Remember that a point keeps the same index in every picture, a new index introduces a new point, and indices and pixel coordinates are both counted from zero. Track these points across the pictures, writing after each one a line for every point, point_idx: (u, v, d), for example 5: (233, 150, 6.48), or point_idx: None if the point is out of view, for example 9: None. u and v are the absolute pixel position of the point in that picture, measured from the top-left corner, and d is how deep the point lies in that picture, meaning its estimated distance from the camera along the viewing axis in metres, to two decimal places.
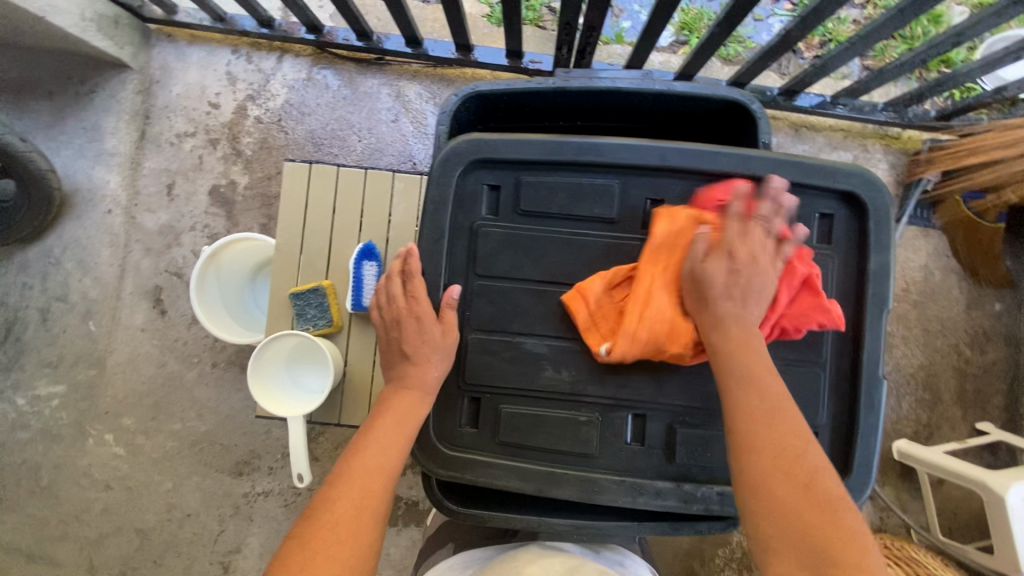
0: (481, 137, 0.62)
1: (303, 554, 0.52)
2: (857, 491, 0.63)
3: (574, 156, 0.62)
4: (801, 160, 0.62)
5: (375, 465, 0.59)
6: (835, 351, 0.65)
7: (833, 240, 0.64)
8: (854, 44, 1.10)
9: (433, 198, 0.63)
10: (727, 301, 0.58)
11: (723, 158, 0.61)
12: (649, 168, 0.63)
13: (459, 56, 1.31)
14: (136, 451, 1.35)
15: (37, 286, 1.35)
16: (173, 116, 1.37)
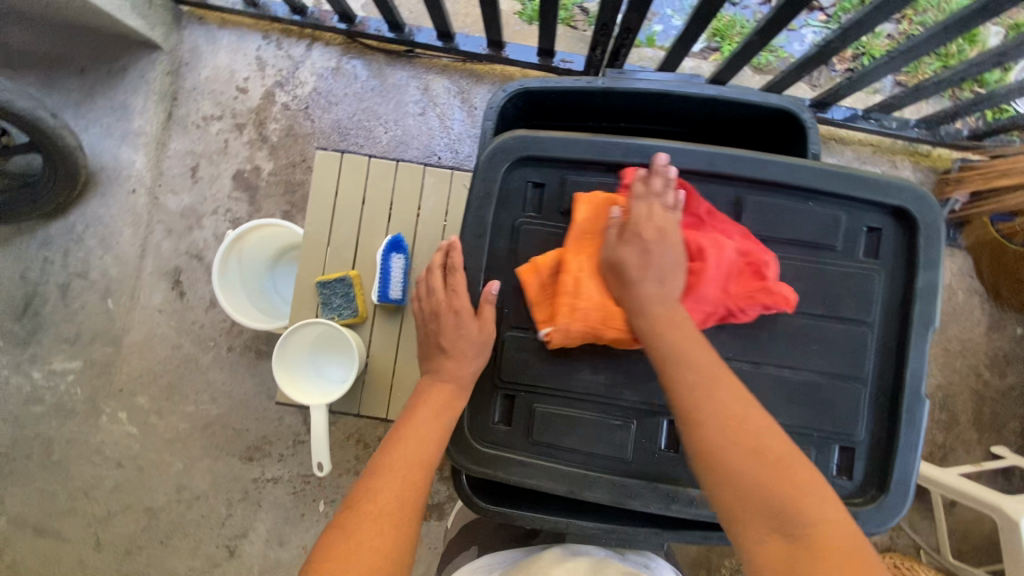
0: (529, 134, 0.63)
1: (346, 544, 0.52)
2: (894, 511, 0.61)
3: (622, 158, 0.63)
4: (851, 172, 0.61)
5: (413, 457, 0.60)
6: (877, 367, 0.63)
7: (880, 255, 0.63)
8: (894, 58, 1.09)
9: (478, 193, 0.64)
10: (646, 284, 0.59)
11: (773, 167, 0.61)
12: (699, 173, 0.63)
13: (490, 53, 1.31)
14: (149, 431, 1.36)
15: (58, 262, 1.36)
16: (200, 99, 1.38)
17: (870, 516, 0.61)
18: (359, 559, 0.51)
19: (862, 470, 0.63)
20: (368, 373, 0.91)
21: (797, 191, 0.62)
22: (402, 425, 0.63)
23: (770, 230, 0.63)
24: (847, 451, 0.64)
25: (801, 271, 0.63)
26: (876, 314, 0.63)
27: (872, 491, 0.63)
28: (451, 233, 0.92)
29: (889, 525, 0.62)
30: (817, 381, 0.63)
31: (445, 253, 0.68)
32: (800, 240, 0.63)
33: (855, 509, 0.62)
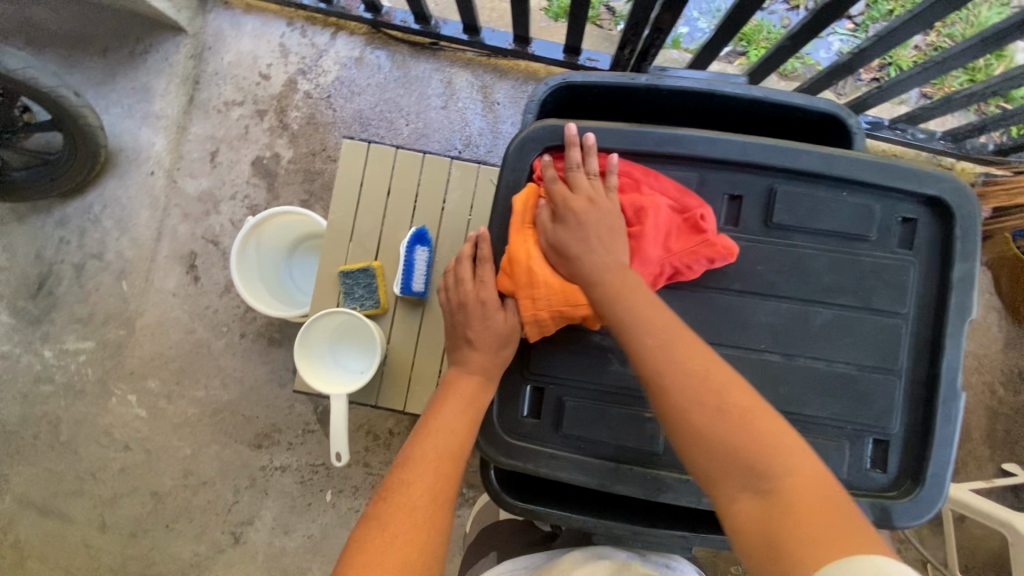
0: (562, 124, 0.63)
1: (383, 538, 0.52)
2: (930, 505, 0.58)
3: (653, 146, 0.60)
4: (887, 162, 0.58)
5: (444, 449, 0.59)
6: (913, 359, 0.60)
7: (914, 245, 0.60)
8: (928, 69, 1.06)
9: (509, 183, 0.64)
10: (590, 253, 0.58)
11: (805, 156, 0.58)
12: (731, 162, 0.60)
13: (515, 48, 1.30)
14: (158, 414, 1.35)
15: (74, 241, 1.35)
16: (222, 83, 1.37)
17: (906, 509, 0.58)
18: (396, 553, 0.51)
19: (897, 463, 0.60)
20: (387, 364, 0.91)
21: (830, 181, 0.59)
22: (430, 417, 0.62)
23: (801, 221, 0.60)
24: (881, 445, 0.61)
25: (835, 264, 0.60)
26: (910, 309, 0.60)
27: (907, 483, 0.59)
28: (475, 226, 0.91)
29: (926, 519, 0.59)
30: (851, 374, 0.60)
31: (474, 244, 0.67)
32: (832, 231, 0.59)
33: (891, 503, 0.58)
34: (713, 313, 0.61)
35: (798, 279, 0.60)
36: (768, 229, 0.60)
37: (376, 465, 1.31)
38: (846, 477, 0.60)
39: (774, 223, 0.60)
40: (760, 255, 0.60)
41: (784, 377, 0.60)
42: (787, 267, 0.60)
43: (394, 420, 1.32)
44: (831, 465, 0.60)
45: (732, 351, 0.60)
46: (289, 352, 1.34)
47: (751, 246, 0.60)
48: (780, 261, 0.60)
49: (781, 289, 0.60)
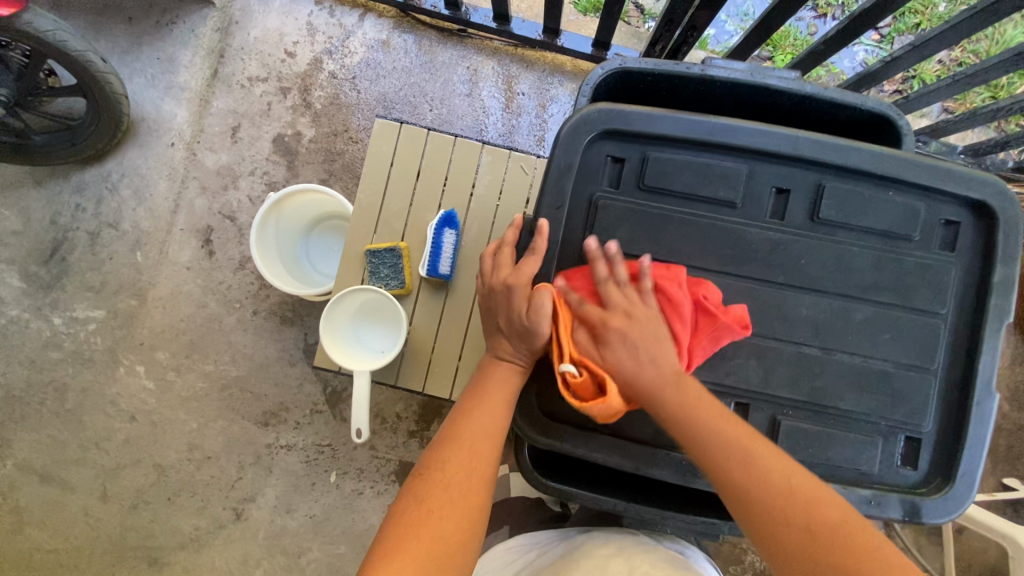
0: (613, 107, 0.61)
1: (421, 509, 0.56)
2: (957, 502, 0.59)
3: (706, 136, 0.60)
4: (935, 164, 0.58)
5: (483, 427, 0.60)
6: (947, 359, 0.61)
7: (956, 247, 0.60)
8: (956, 81, 1.04)
9: (559, 163, 0.63)
10: (636, 361, 0.57)
11: (857, 154, 0.58)
12: (782, 156, 0.60)
13: (544, 39, 1.31)
14: (166, 386, 1.35)
15: (91, 209, 1.35)
16: (247, 58, 1.36)
17: (935, 505, 0.59)
18: (430, 525, 0.55)
19: (928, 460, 0.61)
20: (409, 344, 0.91)
21: (878, 179, 0.60)
22: (472, 394, 0.63)
23: (847, 217, 0.60)
24: (912, 442, 0.62)
25: (878, 261, 0.60)
26: (948, 307, 0.61)
27: (937, 481, 0.60)
28: (504, 211, 0.91)
29: (954, 517, 0.59)
30: (888, 370, 0.61)
31: (519, 230, 0.68)
32: (877, 228, 0.60)
33: (919, 499, 0.59)
34: (757, 303, 0.61)
35: (843, 275, 0.60)
36: (814, 223, 0.61)
37: (382, 449, 1.32)
38: (877, 473, 0.61)
39: (821, 218, 0.60)
40: (805, 250, 0.61)
41: (823, 371, 0.61)
42: (831, 262, 0.61)
43: (402, 405, 1.32)
44: (864, 459, 0.61)
45: (769, 342, 0.61)
46: (301, 331, 1.34)
47: (796, 241, 0.61)
48: (825, 256, 0.60)
49: (825, 285, 0.61)
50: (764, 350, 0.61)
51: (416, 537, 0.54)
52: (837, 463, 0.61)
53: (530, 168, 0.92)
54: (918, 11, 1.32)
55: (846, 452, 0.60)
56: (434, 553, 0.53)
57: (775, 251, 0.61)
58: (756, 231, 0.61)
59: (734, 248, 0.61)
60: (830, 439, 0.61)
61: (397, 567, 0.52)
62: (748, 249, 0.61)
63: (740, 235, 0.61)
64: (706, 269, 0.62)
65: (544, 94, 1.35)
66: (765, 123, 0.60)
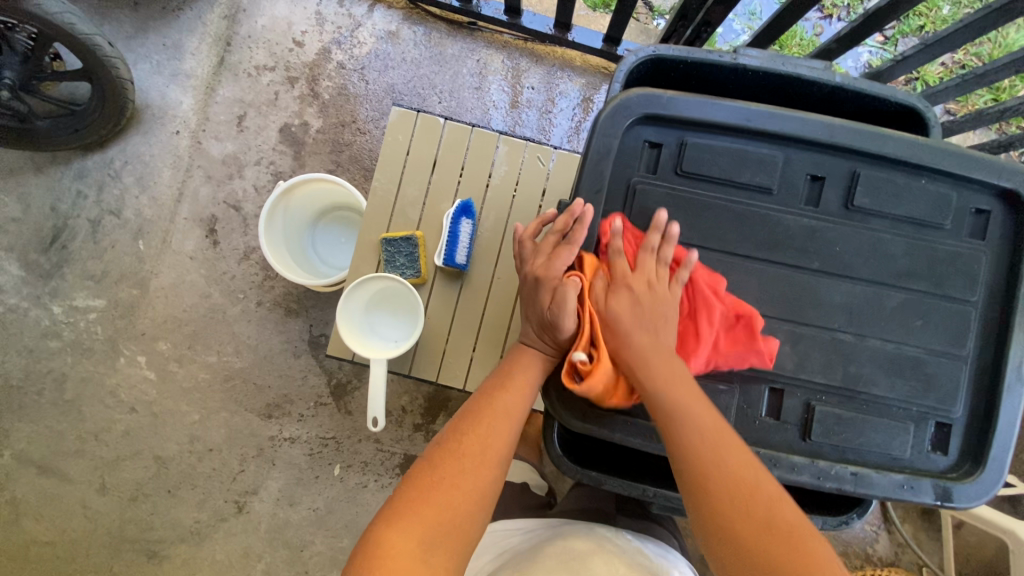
0: (650, 91, 0.61)
1: (437, 474, 0.57)
2: (988, 486, 0.59)
3: (743, 122, 0.60)
4: (966, 152, 0.59)
5: (508, 406, 0.62)
6: (978, 345, 0.62)
7: (987, 236, 0.61)
8: (966, 81, 1.01)
9: (597, 148, 0.62)
10: (639, 332, 0.60)
11: (891, 143, 0.59)
12: (818, 144, 0.60)
13: (554, 34, 1.31)
14: (168, 377, 1.33)
15: (92, 196, 1.33)
16: (254, 47, 1.35)
17: (967, 489, 0.59)
18: (442, 491, 0.56)
19: (957, 446, 0.62)
20: (424, 334, 0.90)
21: (912, 168, 0.60)
22: (496, 374, 0.65)
23: (882, 204, 0.61)
24: (942, 428, 0.62)
25: (911, 248, 0.61)
26: (979, 294, 0.61)
27: (967, 465, 0.61)
28: (521, 202, 0.91)
29: (982, 501, 0.60)
30: (919, 356, 0.61)
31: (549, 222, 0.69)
32: (910, 217, 0.61)
33: (950, 483, 0.60)
34: (790, 289, 0.62)
35: (876, 262, 0.61)
36: (848, 212, 0.62)
37: (387, 442, 1.31)
38: (909, 458, 0.62)
39: (855, 206, 0.61)
40: (839, 237, 0.61)
41: (854, 356, 0.61)
42: (865, 249, 0.61)
43: (408, 398, 1.31)
44: (896, 444, 0.61)
45: (803, 328, 0.62)
46: (305, 323, 1.33)
47: (831, 228, 0.61)
48: (859, 243, 0.61)
49: (858, 271, 0.61)
50: (798, 335, 0.62)
51: (428, 500, 0.56)
52: (870, 447, 0.61)
53: (546, 159, 0.92)
54: (923, 14, 1.34)
55: (878, 438, 0.61)
56: (445, 520, 0.55)
57: (811, 238, 0.61)
58: (790, 217, 0.62)
59: (772, 233, 0.62)
60: (859, 423, 0.61)
61: (407, 528, 0.54)
62: (784, 236, 0.62)
63: (776, 221, 0.62)
64: (742, 255, 0.62)
65: (553, 89, 1.35)
66: (799, 111, 0.61)
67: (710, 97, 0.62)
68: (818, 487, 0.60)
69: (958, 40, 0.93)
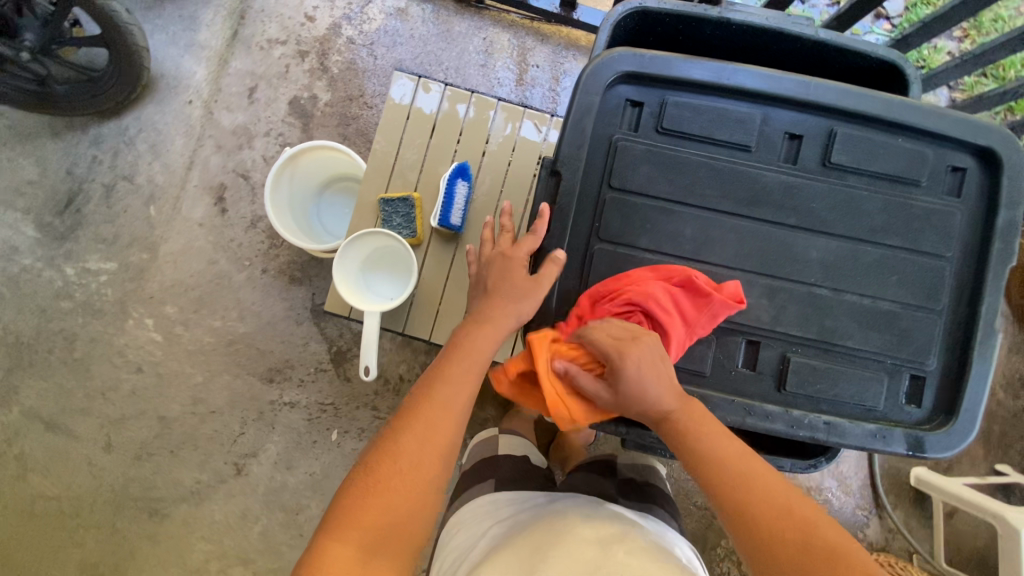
0: (633, 50, 0.63)
1: (375, 476, 0.56)
2: (959, 436, 0.61)
3: (724, 81, 0.62)
4: (942, 110, 0.61)
5: (445, 399, 0.61)
6: (953, 300, 0.63)
7: (962, 193, 0.63)
8: (966, 62, 1.02)
9: (579, 105, 0.64)
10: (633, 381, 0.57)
11: (868, 101, 0.61)
12: (795, 102, 0.62)
13: (561, 12, 1.33)
14: (173, 340, 1.37)
15: (107, 161, 1.37)
16: (267, 21, 1.39)
17: (939, 439, 0.61)
18: (381, 496, 0.55)
19: (931, 398, 0.63)
20: (417, 293, 0.93)
21: (889, 126, 0.62)
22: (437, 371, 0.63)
23: (858, 162, 0.62)
24: (917, 380, 0.64)
25: (886, 205, 0.62)
26: (954, 249, 0.63)
27: (940, 417, 0.62)
28: (516, 169, 0.94)
29: (956, 451, 0.62)
30: (894, 311, 0.63)
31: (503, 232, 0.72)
32: (887, 175, 0.63)
33: (923, 433, 0.61)
34: (768, 244, 0.63)
35: (852, 219, 0.63)
36: (825, 169, 0.63)
37: (383, 410, 1.34)
38: (883, 409, 0.63)
39: (832, 163, 0.63)
40: (817, 193, 0.63)
41: (830, 312, 0.63)
42: (842, 206, 0.63)
43: (405, 367, 1.34)
44: (870, 395, 0.63)
45: (779, 282, 0.63)
46: (309, 291, 1.36)
47: (809, 184, 0.63)
48: (835, 199, 0.63)
49: (834, 227, 0.63)
50: (775, 289, 0.63)
51: (363, 507, 0.55)
52: (844, 398, 0.63)
53: (544, 126, 0.94)
54: (930, 3, 1.33)
55: (851, 389, 0.63)
56: (387, 525, 0.54)
57: (788, 194, 0.63)
58: (769, 174, 0.63)
59: (751, 190, 0.63)
60: (834, 374, 0.63)
61: (346, 535, 0.53)
62: (763, 192, 0.63)
63: (755, 178, 0.63)
64: (722, 211, 0.64)
65: (558, 68, 1.37)
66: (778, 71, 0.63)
67: (690, 57, 0.63)
68: (792, 435, 0.62)
69: (958, 15, 0.94)
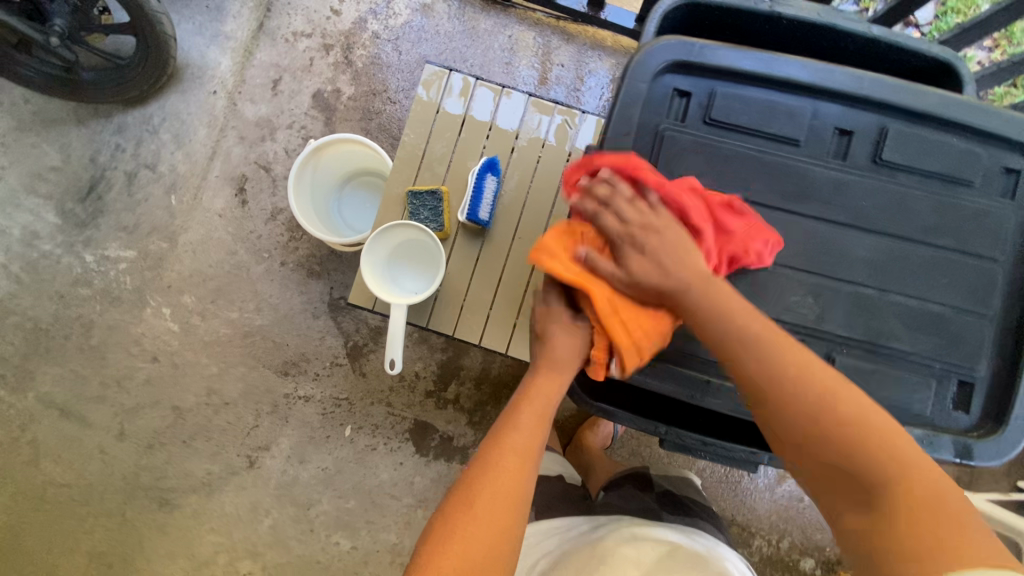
0: (682, 39, 0.62)
1: (459, 518, 0.56)
2: (1010, 443, 0.60)
3: (776, 72, 0.61)
4: (997, 109, 0.60)
5: (521, 445, 0.61)
6: (1004, 305, 0.62)
7: (1015, 196, 0.62)
8: (1003, 70, 1.00)
9: (625, 93, 0.63)
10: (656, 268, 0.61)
11: (921, 97, 0.60)
12: (848, 96, 0.61)
13: (588, 12, 1.33)
14: (190, 330, 1.36)
15: (130, 150, 1.37)
16: (293, 14, 1.39)
17: (987, 448, 0.60)
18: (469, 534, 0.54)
19: (979, 405, 0.62)
20: (443, 288, 0.92)
21: (942, 125, 0.61)
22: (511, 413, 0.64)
23: (910, 160, 0.61)
24: (964, 386, 0.63)
25: (938, 206, 0.61)
26: (1006, 252, 0.62)
27: (989, 424, 0.62)
28: (546, 165, 0.93)
29: (1005, 459, 0.61)
30: (944, 313, 0.62)
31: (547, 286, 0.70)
32: (939, 174, 0.61)
33: (971, 440, 0.61)
34: (815, 240, 0.62)
35: (903, 218, 0.61)
36: (876, 167, 0.62)
37: (398, 407, 1.34)
38: (929, 414, 0.62)
39: (883, 160, 0.62)
40: (866, 191, 0.62)
41: (877, 313, 0.62)
42: (893, 205, 0.61)
43: (421, 364, 1.34)
44: (917, 400, 0.62)
45: (825, 280, 0.62)
46: (326, 285, 1.36)
47: (859, 180, 0.62)
48: (886, 198, 0.62)
49: (884, 226, 0.62)
50: (822, 289, 0.62)
51: (452, 548, 0.54)
52: (891, 402, 0.62)
53: (574, 122, 0.94)
54: (960, 10, 1.31)
55: (898, 392, 0.61)
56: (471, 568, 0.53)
57: (837, 191, 0.62)
58: (818, 170, 0.62)
59: (799, 187, 0.62)
60: (880, 377, 0.62)
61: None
62: (811, 188, 0.62)
63: (803, 173, 0.62)
64: (770, 206, 0.63)
65: (582, 67, 1.36)
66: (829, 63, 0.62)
67: (741, 47, 0.63)
68: None
69: (996, 22, 0.93)
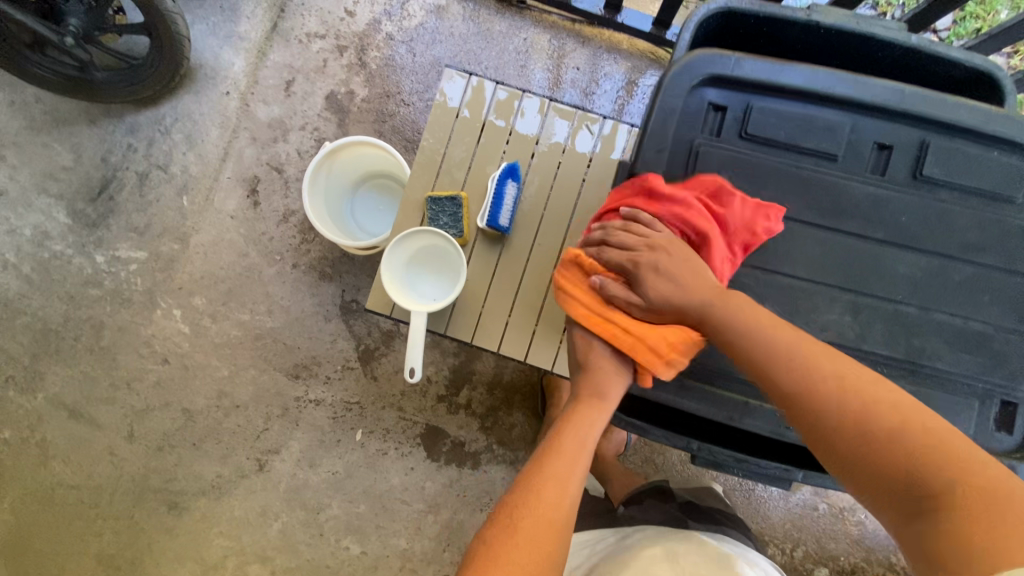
0: (716, 54, 0.65)
1: (501, 542, 0.56)
2: None
3: (813, 88, 0.64)
4: None
5: (562, 472, 0.61)
6: None
7: None
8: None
9: (661, 108, 0.67)
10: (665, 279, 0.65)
11: (956, 111, 0.63)
12: (885, 110, 0.64)
13: (605, 15, 1.33)
14: (201, 332, 1.36)
15: (142, 150, 1.37)
16: (307, 15, 1.38)
17: None
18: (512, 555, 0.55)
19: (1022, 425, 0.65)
20: (461, 297, 0.91)
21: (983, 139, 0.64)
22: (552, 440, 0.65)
23: (949, 174, 0.64)
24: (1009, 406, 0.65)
25: (981, 222, 0.64)
26: None
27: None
28: (567, 172, 0.92)
29: None
30: (986, 331, 0.64)
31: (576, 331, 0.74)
32: (979, 190, 0.64)
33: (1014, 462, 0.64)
34: (856, 256, 0.65)
35: (946, 236, 0.64)
36: (916, 182, 0.65)
37: (410, 411, 1.33)
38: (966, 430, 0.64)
39: (923, 175, 0.65)
40: (906, 206, 0.65)
41: (913, 329, 0.64)
42: (934, 219, 0.64)
43: (434, 368, 1.33)
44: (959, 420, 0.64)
45: (864, 298, 0.65)
46: (338, 287, 1.35)
47: (900, 196, 0.65)
48: (925, 213, 0.64)
49: (925, 243, 0.65)
50: (860, 305, 0.65)
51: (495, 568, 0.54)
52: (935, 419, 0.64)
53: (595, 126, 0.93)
54: (980, 16, 1.29)
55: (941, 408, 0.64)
56: None
57: (875, 208, 0.65)
58: (854, 183, 0.65)
59: (836, 201, 0.65)
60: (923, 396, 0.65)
61: None
62: (851, 202, 0.65)
63: (840, 187, 0.65)
64: (813, 224, 0.66)
65: (597, 70, 1.35)
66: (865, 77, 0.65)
67: (776, 62, 0.65)
68: None
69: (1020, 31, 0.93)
